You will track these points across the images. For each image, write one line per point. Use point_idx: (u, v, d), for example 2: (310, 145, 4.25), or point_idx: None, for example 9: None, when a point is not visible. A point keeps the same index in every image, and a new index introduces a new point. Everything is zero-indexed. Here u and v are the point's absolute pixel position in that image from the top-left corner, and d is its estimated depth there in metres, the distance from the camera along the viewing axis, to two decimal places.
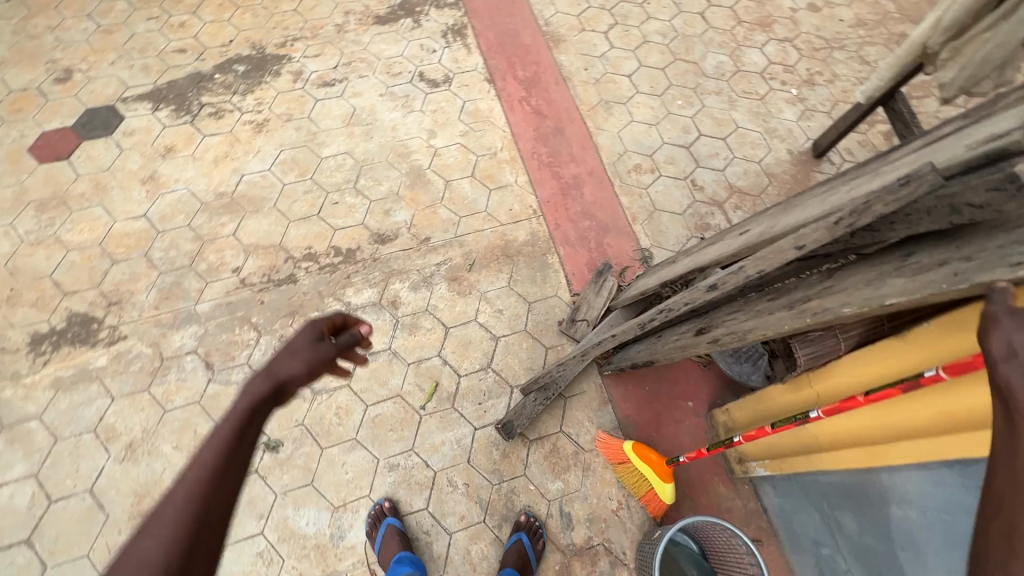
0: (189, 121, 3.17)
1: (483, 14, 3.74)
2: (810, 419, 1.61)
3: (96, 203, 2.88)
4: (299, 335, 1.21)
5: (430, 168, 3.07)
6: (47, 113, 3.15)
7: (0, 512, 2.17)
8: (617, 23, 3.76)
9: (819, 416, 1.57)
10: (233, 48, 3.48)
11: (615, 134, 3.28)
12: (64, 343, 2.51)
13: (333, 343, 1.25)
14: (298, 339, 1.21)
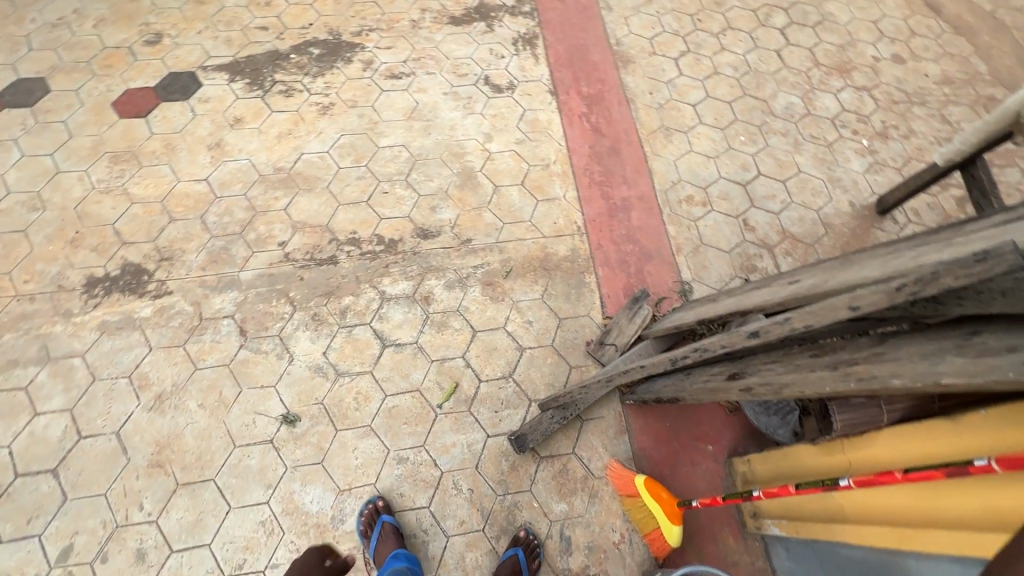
0: (260, 95, 3.30)
1: (556, 27, 3.75)
2: (839, 487, 1.51)
3: (164, 162, 3.02)
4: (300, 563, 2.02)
5: (482, 171, 3.10)
6: (134, 72, 3.34)
7: (33, 440, 2.29)
8: (689, 50, 3.71)
9: (849, 485, 1.47)
10: (312, 31, 3.60)
11: (671, 162, 3.24)
12: (115, 290, 2.63)
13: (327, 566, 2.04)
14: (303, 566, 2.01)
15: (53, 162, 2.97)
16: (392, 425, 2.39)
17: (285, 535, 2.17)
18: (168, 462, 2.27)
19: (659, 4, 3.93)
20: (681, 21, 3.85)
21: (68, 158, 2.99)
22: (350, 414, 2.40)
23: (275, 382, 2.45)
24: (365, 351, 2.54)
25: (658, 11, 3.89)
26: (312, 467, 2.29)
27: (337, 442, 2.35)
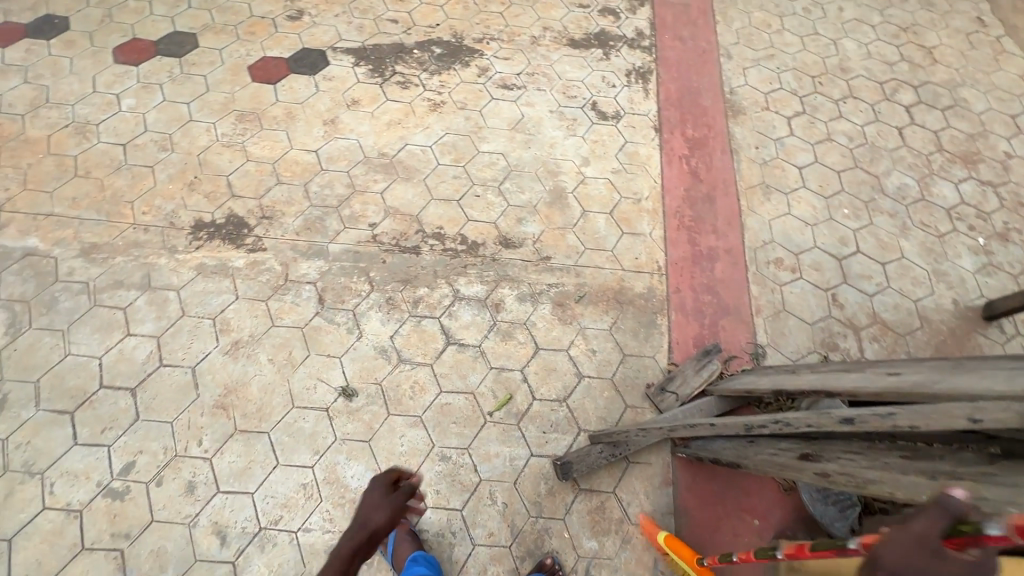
0: (379, 83, 3.47)
1: (671, 66, 3.75)
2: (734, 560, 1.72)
3: (282, 128, 3.23)
4: (377, 492, 1.55)
5: (573, 194, 3.12)
6: (272, 42, 3.60)
7: (121, 358, 2.48)
8: (804, 112, 3.62)
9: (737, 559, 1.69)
10: (437, 31, 3.76)
11: (765, 220, 3.15)
12: (217, 237, 2.83)
13: (400, 491, 1.56)
14: (378, 494, 1.54)
15: (187, 111, 3.24)
16: (442, 421, 2.42)
17: (322, 503, 2.23)
18: (232, 407, 2.40)
19: (781, 60, 3.87)
20: (801, 81, 3.77)
21: (201, 109, 3.25)
22: (404, 401, 2.46)
23: (341, 354, 2.55)
24: (429, 344, 2.60)
25: (778, 67, 3.83)
26: (359, 443, 2.36)
27: (387, 425, 2.40)
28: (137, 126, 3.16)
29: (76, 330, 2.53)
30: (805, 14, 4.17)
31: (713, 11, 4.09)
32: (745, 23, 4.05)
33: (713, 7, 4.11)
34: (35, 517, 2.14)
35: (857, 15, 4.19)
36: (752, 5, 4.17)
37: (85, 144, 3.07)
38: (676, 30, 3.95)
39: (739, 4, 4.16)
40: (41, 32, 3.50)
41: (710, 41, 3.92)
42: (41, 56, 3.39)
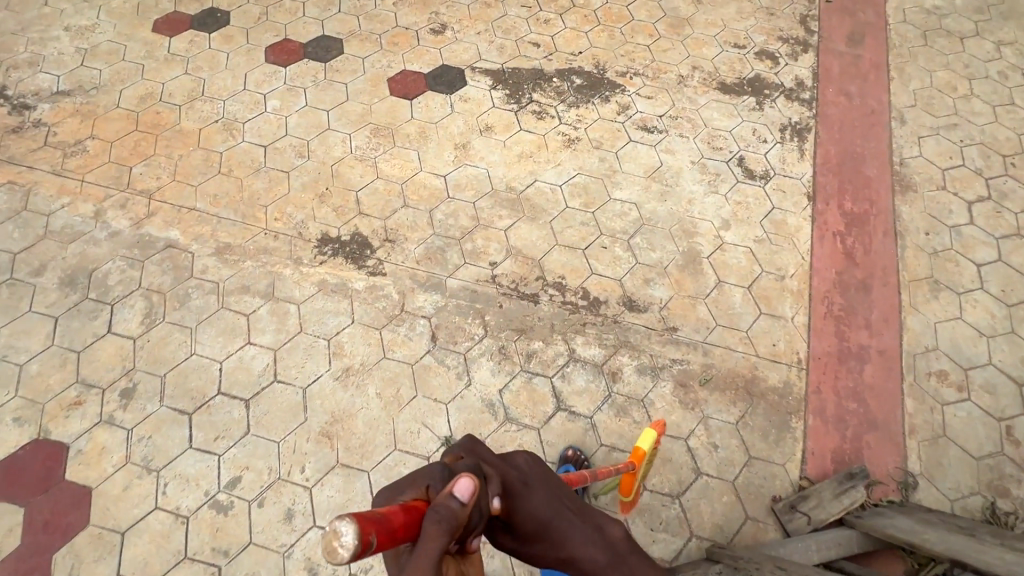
0: (514, 110, 3.35)
1: (833, 125, 3.38)
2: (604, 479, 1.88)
3: (414, 147, 3.19)
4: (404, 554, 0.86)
5: (709, 259, 2.86)
6: (414, 55, 3.57)
7: (239, 366, 2.52)
8: (989, 197, 3.14)
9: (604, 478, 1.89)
10: (579, 60, 3.59)
11: (930, 322, 2.75)
12: (341, 254, 2.82)
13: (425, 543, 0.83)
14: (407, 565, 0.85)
15: (327, 118, 3.27)
16: None
17: None
18: (336, 437, 2.37)
19: (965, 132, 3.39)
20: (989, 160, 3.28)
21: (340, 119, 3.27)
22: None
23: (448, 400, 2.46)
24: (539, 405, 2.46)
25: (961, 140, 3.35)
26: None
27: None
28: (279, 129, 3.22)
29: (203, 329, 2.60)
30: (1000, 79, 3.63)
31: (888, 66, 3.65)
32: (924, 83, 3.59)
33: (888, 61, 3.67)
34: (147, 515, 2.20)
35: None
36: (935, 63, 3.69)
37: (231, 142, 3.17)
38: (842, 84, 3.56)
39: (920, 60, 3.70)
40: (205, 24, 3.66)
41: (881, 100, 3.49)
42: (201, 48, 3.54)
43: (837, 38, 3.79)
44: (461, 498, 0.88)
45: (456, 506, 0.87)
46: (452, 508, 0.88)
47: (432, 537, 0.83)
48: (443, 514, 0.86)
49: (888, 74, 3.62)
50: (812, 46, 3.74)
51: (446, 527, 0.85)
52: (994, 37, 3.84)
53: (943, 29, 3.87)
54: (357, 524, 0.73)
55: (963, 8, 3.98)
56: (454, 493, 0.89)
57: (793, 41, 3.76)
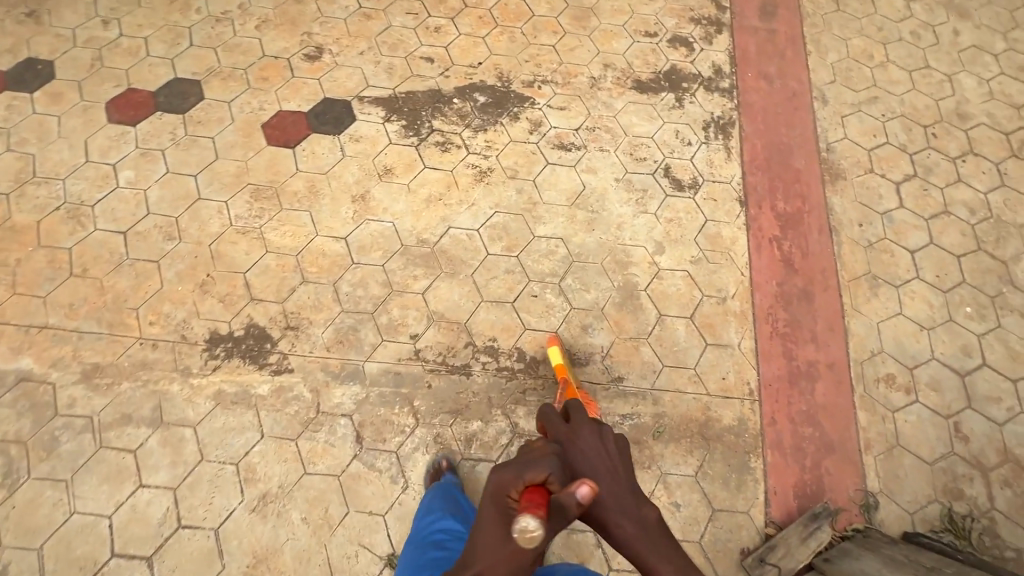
0: (414, 144, 2.96)
1: (757, 114, 3.18)
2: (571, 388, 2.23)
3: (305, 206, 2.77)
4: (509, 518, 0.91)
5: (646, 291, 2.66)
6: (289, 91, 3.07)
7: (134, 517, 2.15)
8: (915, 175, 3.06)
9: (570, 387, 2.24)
10: (480, 72, 3.20)
11: (873, 323, 2.68)
12: (237, 354, 2.44)
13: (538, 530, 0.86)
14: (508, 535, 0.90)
15: (195, 185, 2.78)
16: None
17: None
18: None
19: (886, 104, 3.27)
20: (911, 133, 3.19)
21: (211, 183, 2.79)
22: None
23: (384, 511, 2.20)
24: None
25: (882, 115, 3.24)
26: None
27: None
28: (138, 207, 2.71)
29: (81, 480, 2.20)
30: (913, 39, 3.52)
31: (803, 39, 3.46)
32: (841, 55, 3.43)
33: (803, 34, 3.48)
34: None
35: (975, 41, 3.53)
36: (849, 30, 3.52)
37: (81, 233, 2.64)
38: (760, 66, 3.34)
39: (834, 28, 3.52)
40: (23, 82, 3.01)
41: (801, 80, 3.31)
42: (24, 115, 2.92)
43: (750, 12, 3.54)
44: (577, 500, 0.89)
45: (575, 506, 0.89)
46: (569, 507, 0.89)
47: (556, 524, 0.88)
48: (561, 509, 0.89)
49: (805, 48, 3.43)
50: (725, 25, 3.48)
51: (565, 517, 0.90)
52: None
53: None
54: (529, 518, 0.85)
55: None
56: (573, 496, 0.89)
57: (705, 21, 3.49)
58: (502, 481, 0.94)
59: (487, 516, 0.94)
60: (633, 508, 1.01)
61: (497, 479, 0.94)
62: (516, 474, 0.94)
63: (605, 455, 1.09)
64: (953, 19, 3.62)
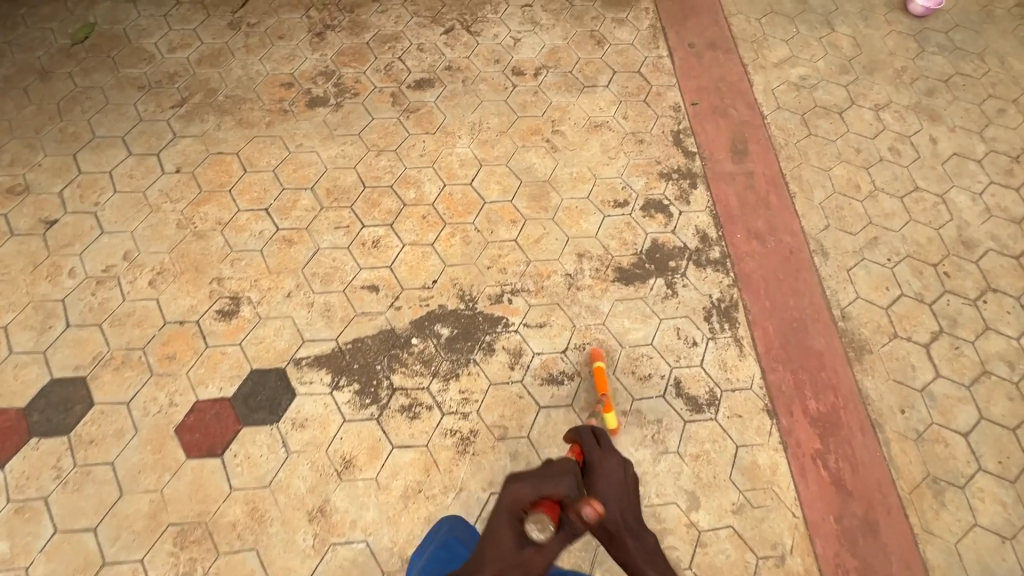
0: (375, 416, 2.40)
1: (759, 287, 2.80)
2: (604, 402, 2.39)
3: (248, 543, 2.15)
4: (523, 491, 1.25)
5: (691, 569, 2.18)
6: (204, 369, 2.45)
7: None
8: (941, 330, 2.75)
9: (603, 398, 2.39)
10: (436, 295, 2.68)
11: (951, 546, 2.29)
12: None
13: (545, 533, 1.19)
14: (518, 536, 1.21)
15: (96, 545, 2.12)
16: None
17: None
18: None
19: (888, 245, 2.96)
20: (923, 277, 2.88)
21: (118, 536, 2.13)
22: None
23: None
24: None
25: (888, 258, 2.92)
26: None
27: None
28: None
29: None
30: (894, 157, 3.25)
31: (784, 177, 3.13)
32: (827, 190, 3.11)
33: (782, 172, 3.15)
34: None
35: (955, 148, 3.30)
36: (827, 157, 3.22)
37: None
38: (747, 222, 2.98)
39: (812, 158, 3.21)
40: None
41: (794, 231, 2.97)
42: None
43: (721, 154, 3.19)
44: (583, 518, 1.17)
45: (580, 526, 1.18)
46: (578, 521, 1.17)
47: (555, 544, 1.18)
48: (570, 528, 1.19)
49: (788, 189, 3.10)
50: (698, 175, 3.11)
51: (573, 533, 1.19)
52: (869, 101, 3.45)
53: (820, 106, 3.40)
54: (544, 529, 1.21)
55: (827, 71, 3.55)
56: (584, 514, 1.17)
57: (675, 175, 3.11)
58: (522, 493, 1.24)
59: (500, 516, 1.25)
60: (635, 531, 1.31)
61: (534, 486, 1.26)
62: (535, 488, 1.26)
63: (624, 482, 1.38)
64: (927, 124, 3.38)
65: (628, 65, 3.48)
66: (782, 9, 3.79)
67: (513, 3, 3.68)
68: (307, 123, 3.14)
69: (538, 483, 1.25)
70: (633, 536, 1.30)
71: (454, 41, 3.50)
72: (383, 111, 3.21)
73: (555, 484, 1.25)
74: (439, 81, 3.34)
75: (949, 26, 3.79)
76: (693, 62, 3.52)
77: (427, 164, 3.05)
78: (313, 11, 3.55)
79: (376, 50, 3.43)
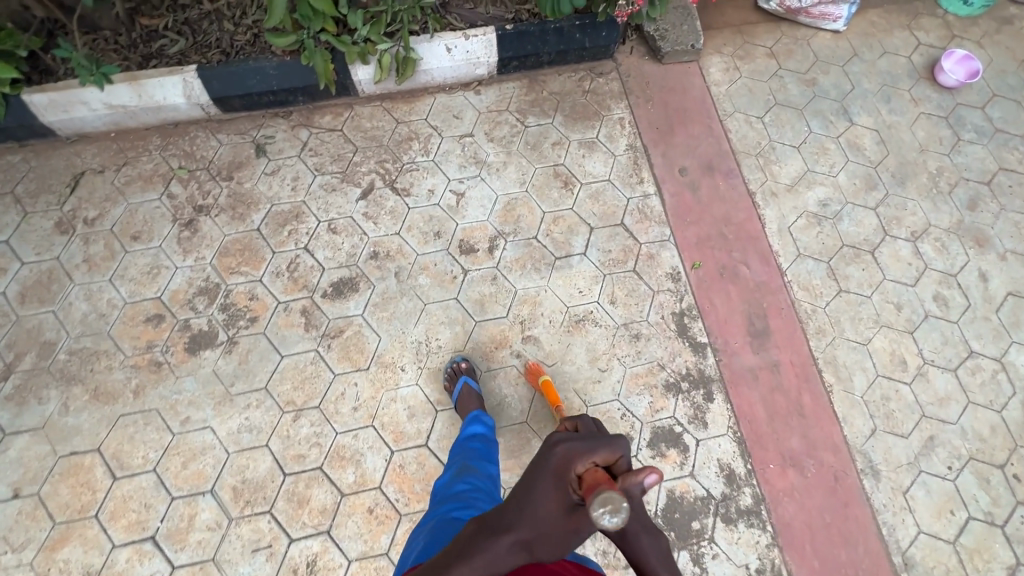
0: None
1: (803, 541, 2.25)
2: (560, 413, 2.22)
3: None
4: (574, 446, 1.06)
5: None
6: None
7: None
8: (1019, 562, 2.28)
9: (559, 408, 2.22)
10: None
11: None
12: None
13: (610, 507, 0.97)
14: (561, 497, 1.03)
15: None
16: None
17: None
18: None
19: (947, 447, 2.43)
20: (991, 488, 2.38)
21: None
22: None
23: None
24: None
25: (949, 466, 2.40)
26: None
27: None
28: None
29: None
30: (941, 309, 2.65)
31: (816, 364, 2.51)
32: (869, 375, 2.52)
33: (813, 355, 2.53)
34: None
35: (1009, 284, 2.71)
36: (864, 323, 2.60)
37: None
38: (780, 440, 2.38)
39: (846, 328, 2.59)
40: None
41: (836, 445, 2.39)
42: None
43: (737, 340, 2.53)
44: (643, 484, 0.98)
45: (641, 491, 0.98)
46: (635, 491, 0.99)
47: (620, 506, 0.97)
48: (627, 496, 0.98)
49: (823, 382, 2.49)
50: (713, 379, 2.45)
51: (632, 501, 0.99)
52: (904, 228, 2.79)
53: (847, 245, 2.73)
54: (617, 515, 0.91)
55: (851, 188, 2.85)
56: (641, 481, 0.98)
57: (685, 383, 2.44)
58: (572, 456, 1.04)
59: (548, 482, 1.06)
60: (652, 531, 1.16)
61: (579, 448, 1.05)
62: (588, 450, 1.04)
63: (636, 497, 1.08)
64: (974, 253, 2.76)
65: (607, 215, 2.70)
66: (788, 98, 3.01)
67: (448, 135, 2.79)
68: (192, 380, 2.30)
69: (592, 449, 1.04)
70: (648, 534, 1.15)
71: (376, 209, 2.62)
72: (294, 343, 2.39)
73: (609, 450, 1.05)
74: (363, 279, 2.51)
75: (985, 97, 3.09)
76: (688, 199, 2.76)
77: (364, 420, 2.29)
78: (176, 185, 2.59)
79: (272, 239, 2.54)
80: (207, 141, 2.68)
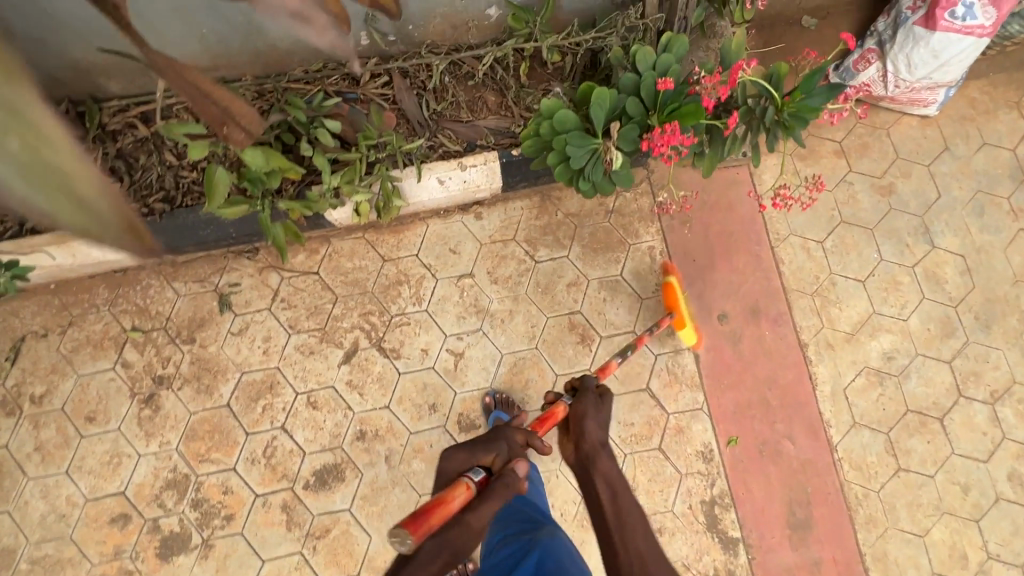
0: None
1: None
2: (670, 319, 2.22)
3: None
4: (454, 459, 1.30)
5: None
6: None
7: None
8: None
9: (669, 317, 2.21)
10: None
11: None
12: None
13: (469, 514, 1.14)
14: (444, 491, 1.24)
15: None
16: None
17: None
18: None
19: None
20: None
21: None
22: None
23: None
24: None
25: None
26: None
27: None
28: None
29: None
30: (1015, 492, 2.29)
31: (863, 562, 2.22)
32: (922, 573, 2.22)
33: (859, 552, 2.22)
34: None
35: None
36: (923, 511, 2.26)
37: None
38: None
39: (901, 517, 2.25)
40: None
41: None
42: None
43: (774, 534, 2.22)
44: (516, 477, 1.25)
45: (513, 482, 1.24)
46: (510, 484, 1.24)
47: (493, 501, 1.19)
48: (502, 488, 1.22)
49: None
50: None
51: (499, 495, 1.21)
52: (982, 387, 2.36)
53: (912, 411, 2.33)
54: (405, 542, 0.98)
55: (923, 335, 2.39)
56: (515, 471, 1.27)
57: None
58: (456, 461, 1.30)
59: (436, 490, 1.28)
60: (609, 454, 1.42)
61: (460, 450, 1.32)
62: (470, 455, 1.31)
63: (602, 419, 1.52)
64: None
65: (631, 377, 2.31)
66: (857, 212, 2.47)
67: (443, 276, 2.35)
68: None
69: (469, 449, 1.31)
70: (609, 460, 1.41)
71: (362, 377, 2.27)
72: (276, 545, 2.14)
73: (486, 450, 1.32)
74: (349, 467, 2.20)
75: None
76: (727, 355, 2.34)
77: None
78: (131, 352, 2.25)
79: (244, 418, 2.22)
80: (163, 291, 2.29)
